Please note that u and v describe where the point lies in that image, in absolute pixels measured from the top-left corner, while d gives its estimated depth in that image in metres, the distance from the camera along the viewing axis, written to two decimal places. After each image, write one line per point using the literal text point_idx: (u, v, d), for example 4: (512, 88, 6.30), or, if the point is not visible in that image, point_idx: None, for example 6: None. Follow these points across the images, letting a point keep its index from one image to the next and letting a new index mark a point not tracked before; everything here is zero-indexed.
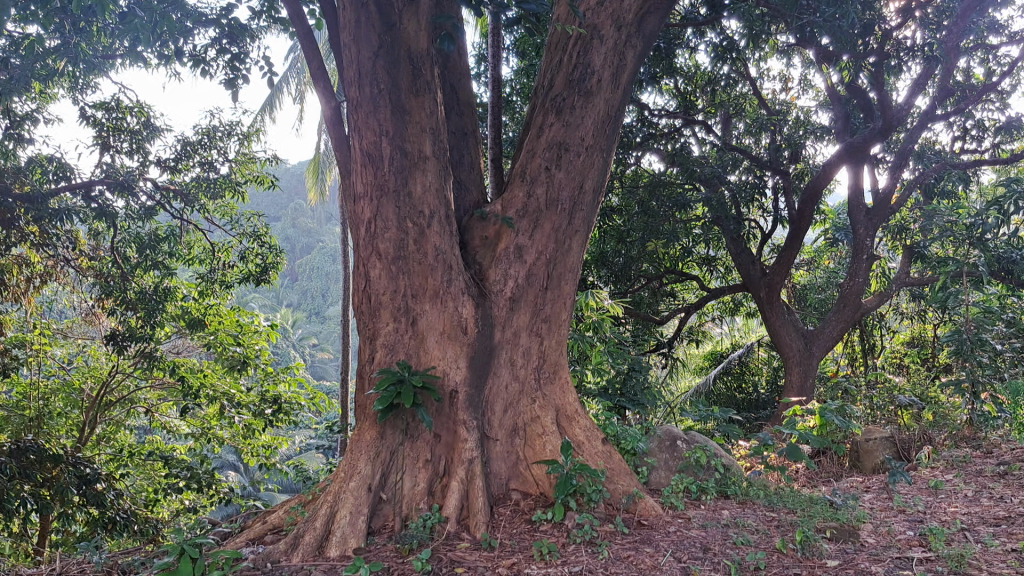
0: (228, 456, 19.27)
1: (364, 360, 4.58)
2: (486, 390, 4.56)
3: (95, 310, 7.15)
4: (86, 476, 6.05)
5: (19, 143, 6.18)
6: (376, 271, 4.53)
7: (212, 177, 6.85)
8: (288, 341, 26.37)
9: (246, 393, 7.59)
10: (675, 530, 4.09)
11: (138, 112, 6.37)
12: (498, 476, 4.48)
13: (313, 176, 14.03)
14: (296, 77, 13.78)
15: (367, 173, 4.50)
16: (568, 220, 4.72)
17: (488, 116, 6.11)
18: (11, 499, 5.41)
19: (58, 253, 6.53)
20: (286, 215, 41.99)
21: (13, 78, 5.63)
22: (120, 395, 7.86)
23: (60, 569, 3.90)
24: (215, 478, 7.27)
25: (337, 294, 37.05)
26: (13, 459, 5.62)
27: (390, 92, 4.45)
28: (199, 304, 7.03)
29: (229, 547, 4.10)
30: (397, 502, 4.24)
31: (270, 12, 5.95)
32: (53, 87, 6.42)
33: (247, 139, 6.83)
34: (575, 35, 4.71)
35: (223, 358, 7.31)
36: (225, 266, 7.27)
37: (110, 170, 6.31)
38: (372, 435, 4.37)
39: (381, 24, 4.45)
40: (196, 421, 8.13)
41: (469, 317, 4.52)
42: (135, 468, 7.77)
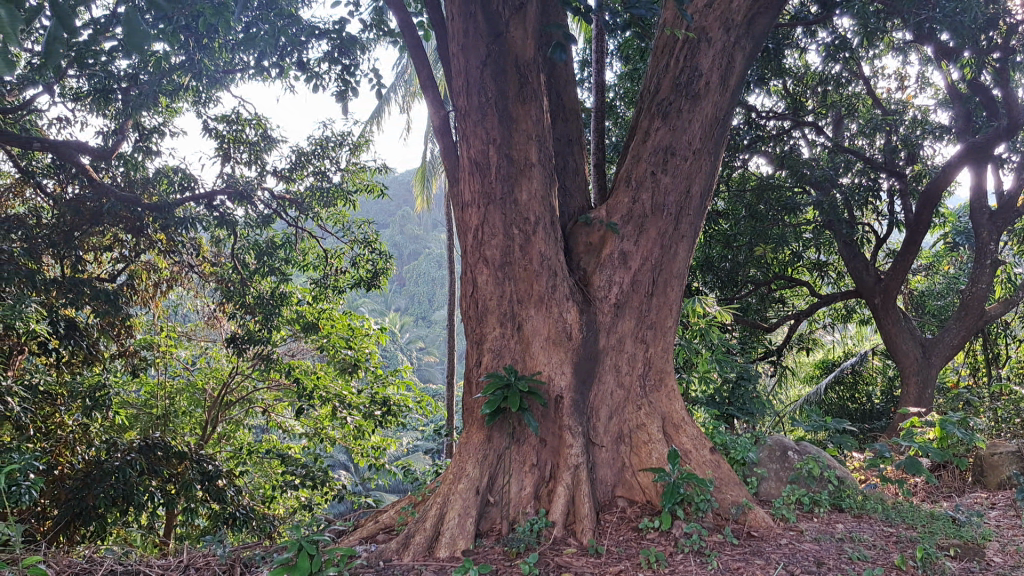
0: (339, 456, 19.80)
1: (471, 365, 4.66)
2: (592, 395, 4.56)
3: (217, 314, 7.46)
4: (209, 472, 6.37)
5: (148, 155, 6.49)
6: (483, 277, 4.61)
7: (325, 186, 7.07)
8: (396, 345, 26.91)
9: (357, 394, 7.81)
10: (787, 543, 4.01)
11: (256, 124, 6.61)
12: (604, 482, 4.47)
13: (420, 183, 14.28)
14: (404, 86, 14.04)
15: (474, 181, 4.58)
16: (674, 225, 4.69)
17: (592, 121, 6.10)
18: (139, 493, 5.73)
19: (183, 259, 6.86)
20: (393, 221, 42.87)
21: (143, 93, 5.94)
22: (240, 395, 8.19)
23: (187, 561, 4.10)
24: (329, 476, 7.45)
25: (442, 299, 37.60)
26: (143, 455, 5.96)
27: (497, 100, 4.52)
28: (313, 308, 7.27)
29: (344, 544, 4.24)
30: (505, 505, 4.30)
31: (381, 23, 6.08)
32: (178, 102, 6.67)
33: (358, 148, 7.01)
34: (682, 39, 4.67)
35: (336, 360, 7.60)
36: (338, 272, 7.43)
37: (230, 180, 6.59)
38: (480, 439, 4.44)
39: (489, 33, 4.53)
40: (310, 421, 8.40)
41: (574, 323, 4.52)
42: (253, 466, 8.08)
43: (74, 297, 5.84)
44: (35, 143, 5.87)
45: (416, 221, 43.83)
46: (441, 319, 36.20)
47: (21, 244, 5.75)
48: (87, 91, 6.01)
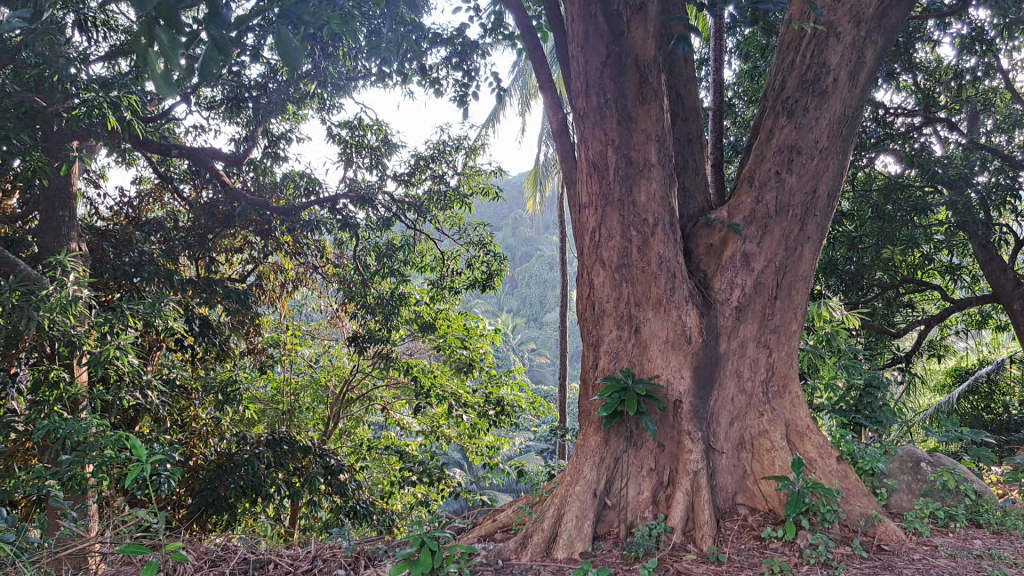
0: (454, 455, 20.08)
1: (589, 367, 4.66)
2: (712, 400, 4.46)
3: (339, 313, 7.68)
4: (331, 466, 6.54)
5: (275, 160, 6.73)
6: (600, 279, 4.59)
7: (442, 190, 7.17)
8: (508, 346, 27.14)
9: (472, 393, 7.89)
10: (920, 558, 3.84)
11: (376, 129, 6.78)
12: (724, 489, 4.36)
13: (533, 186, 14.35)
14: (519, 88, 14.13)
15: (593, 182, 4.59)
16: (799, 227, 4.55)
17: (711, 121, 5.99)
18: (266, 484, 5.94)
19: (308, 261, 7.10)
20: (505, 223, 43.24)
21: (272, 101, 6.17)
22: (360, 392, 8.42)
23: (314, 552, 4.24)
24: (445, 474, 7.51)
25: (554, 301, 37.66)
26: (270, 448, 6.19)
27: (616, 101, 4.50)
28: (430, 308, 7.39)
29: (463, 542, 4.31)
30: (622, 509, 4.27)
31: (500, 27, 6.13)
32: (304, 108, 6.87)
33: (474, 151, 7.09)
34: (809, 34, 4.53)
35: (451, 359, 7.69)
36: (454, 273, 7.47)
37: (353, 185, 6.77)
38: (597, 441, 4.42)
39: (610, 34, 4.52)
40: (426, 420, 8.55)
41: (694, 326, 4.42)
42: (373, 461, 8.29)
43: (207, 296, 6.21)
44: (172, 149, 6.21)
45: (528, 223, 44.05)
46: (553, 321, 36.25)
47: (160, 246, 6.30)
48: (220, 100, 6.31)
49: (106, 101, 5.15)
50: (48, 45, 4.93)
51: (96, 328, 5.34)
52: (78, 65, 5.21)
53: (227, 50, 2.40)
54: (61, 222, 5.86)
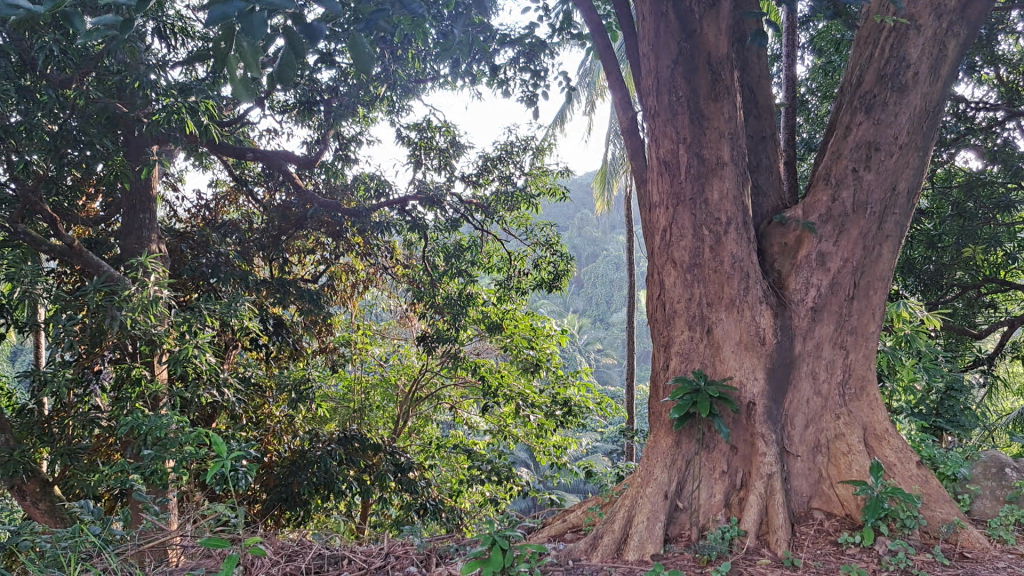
0: (521, 454, 20.14)
1: (659, 368, 4.61)
2: (787, 403, 4.38)
3: (408, 313, 7.77)
4: (401, 464, 6.62)
5: (346, 162, 6.83)
6: (671, 279, 4.54)
7: (510, 191, 7.18)
8: (576, 345, 27.09)
9: (540, 394, 7.85)
10: (1006, 567, 3.70)
11: (445, 130, 6.82)
12: (799, 493, 4.28)
13: (600, 186, 14.31)
14: (587, 88, 14.09)
15: (664, 182, 4.55)
16: (877, 225, 4.43)
17: (784, 119, 5.88)
18: (338, 481, 6.04)
19: (378, 262, 7.21)
20: (571, 223, 43.16)
21: (343, 105, 6.26)
22: (429, 391, 8.50)
23: (387, 549, 4.29)
24: (514, 473, 7.53)
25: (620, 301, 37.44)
26: (341, 445, 6.30)
27: (689, 99, 4.47)
28: (497, 308, 7.42)
29: (533, 542, 4.32)
30: (694, 512, 4.21)
31: (569, 27, 6.12)
32: (374, 111, 6.96)
33: (542, 151, 7.09)
34: (888, 28, 4.43)
35: (518, 359, 7.68)
36: (521, 274, 7.44)
37: (422, 186, 6.83)
38: (668, 443, 4.38)
39: (682, 31, 4.50)
40: (494, 419, 8.56)
41: (768, 327, 4.36)
42: (442, 460, 8.35)
43: (281, 296, 6.35)
44: (247, 152, 6.36)
45: (594, 223, 43.91)
46: (619, 321, 36.04)
47: (236, 248, 6.44)
48: (292, 104, 6.45)
49: (185, 106, 5.29)
50: (130, 53, 5.08)
51: (175, 327, 5.48)
52: (158, 71, 5.36)
53: (305, 54, 2.50)
54: (142, 224, 6.06)
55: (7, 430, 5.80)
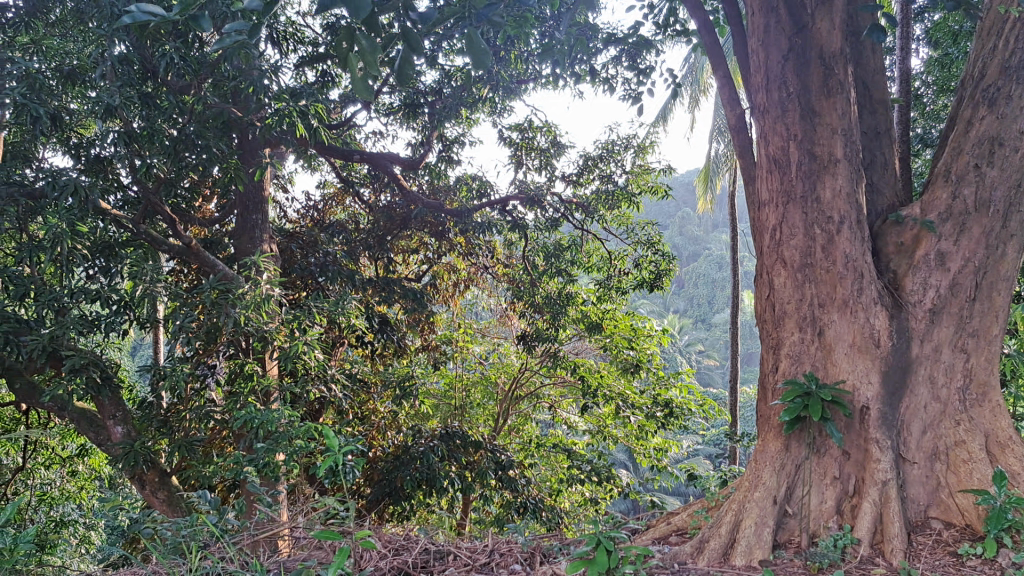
0: (621, 455, 20.05)
1: (768, 370, 4.52)
2: (903, 408, 4.17)
3: (507, 312, 7.83)
4: (502, 462, 6.66)
5: (449, 163, 6.92)
6: (781, 279, 4.45)
7: (611, 190, 7.12)
8: (676, 347, 26.80)
9: (640, 395, 7.81)
10: None
11: (546, 130, 6.83)
12: (915, 501, 4.08)
13: (704, 184, 14.12)
14: (689, 86, 13.93)
15: (773, 179, 4.49)
16: (1002, 223, 4.21)
17: (898, 114, 5.68)
18: (440, 477, 6.12)
19: (479, 261, 7.34)
20: (670, 222, 42.69)
21: (447, 106, 6.33)
22: (529, 390, 8.53)
23: (491, 546, 4.33)
24: (614, 474, 7.50)
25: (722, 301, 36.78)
26: (443, 442, 6.39)
27: (800, 95, 4.42)
28: (597, 308, 7.40)
29: (638, 543, 4.30)
30: (804, 518, 4.09)
31: (673, 23, 6.04)
32: (476, 112, 7.03)
33: (644, 150, 7.02)
34: (1013, 18, 4.27)
35: (618, 359, 7.66)
36: (621, 273, 7.40)
37: (523, 185, 6.87)
38: (777, 447, 4.28)
39: (792, 26, 4.49)
40: (593, 419, 8.53)
41: (883, 328, 4.16)
42: (541, 459, 8.38)
43: (386, 295, 6.55)
44: (353, 154, 6.52)
45: (695, 222, 43.28)
46: (719, 322, 35.44)
47: (343, 248, 6.63)
48: (397, 107, 6.59)
49: (296, 110, 5.44)
50: (244, 60, 5.25)
51: (285, 324, 5.66)
52: (270, 77, 5.53)
53: (419, 54, 2.56)
54: (255, 225, 6.30)
55: (130, 421, 6.08)
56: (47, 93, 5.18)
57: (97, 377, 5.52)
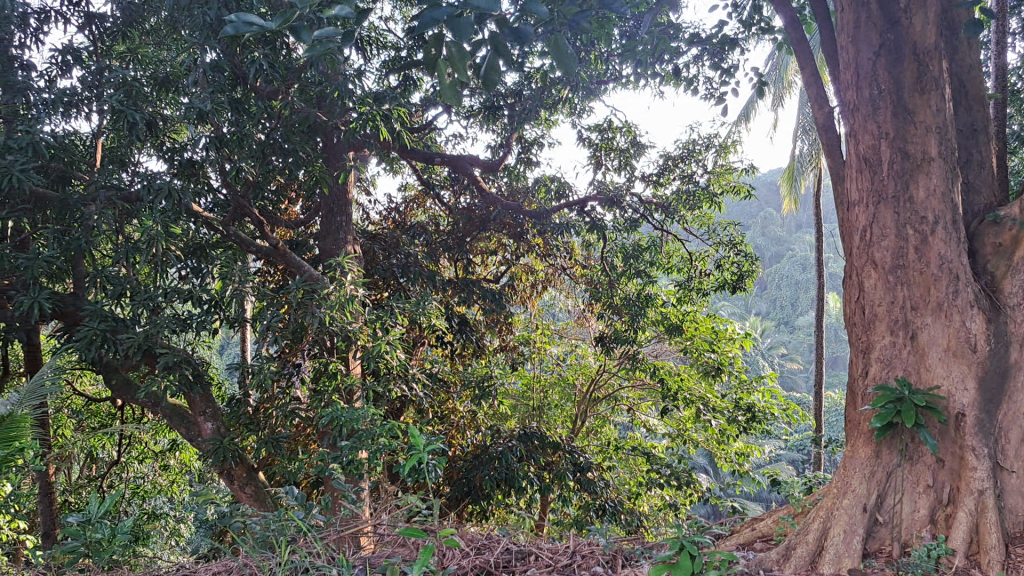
0: (702, 459, 19.80)
1: (857, 374, 4.41)
2: (1002, 415, 3.93)
3: (585, 313, 7.82)
4: (580, 463, 6.64)
5: (528, 165, 6.94)
6: (871, 281, 4.33)
7: (691, 189, 7.04)
8: (758, 350, 26.35)
9: (722, 399, 7.71)
10: None
11: (626, 130, 6.80)
12: (1015, 513, 3.82)
13: (788, 183, 13.87)
14: (772, 84, 13.71)
15: (863, 179, 4.40)
16: None
17: (994, 110, 5.48)
18: (519, 478, 6.14)
19: (557, 262, 7.34)
20: (750, 222, 41.98)
21: (527, 108, 6.35)
22: (607, 392, 8.51)
23: (573, 547, 4.32)
24: (694, 478, 7.42)
25: (806, 303, 35.96)
26: (522, 442, 6.43)
27: (892, 92, 4.31)
28: (677, 310, 7.35)
29: (721, 549, 4.26)
30: (895, 526, 3.97)
31: (757, 20, 5.94)
32: (555, 113, 7.03)
33: (725, 149, 6.93)
34: None
35: (699, 363, 7.54)
36: (702, 274, 7.32)
37: (602, 186, 6.85)
38: (867, 453, 4.17)
39: (884, 22, 4.40)
40: (673, 423, 8.48)
41: (980, 333, 3.99)
42: (620, 462, 8.37)
43: (465, 295, 6.63)
44: (434, 157, 6.60)
45: (778, 222, 42.43)
46: (802, 324, 34.69)
47: (424, 249, 6.73)
48: (477, 110, 6.67)
49: (379, 114, 5.52)
50: (329, 65, 5.35)
51: (368, 323, 5.76)
52: (355, 81, 5.63)
53: (505, 55, 2.59)
54: (339, 226, 6.45)
55: (219, 417, 6.26)
56: (143, 100, 5.38)
57: (189, 374, 5.71)
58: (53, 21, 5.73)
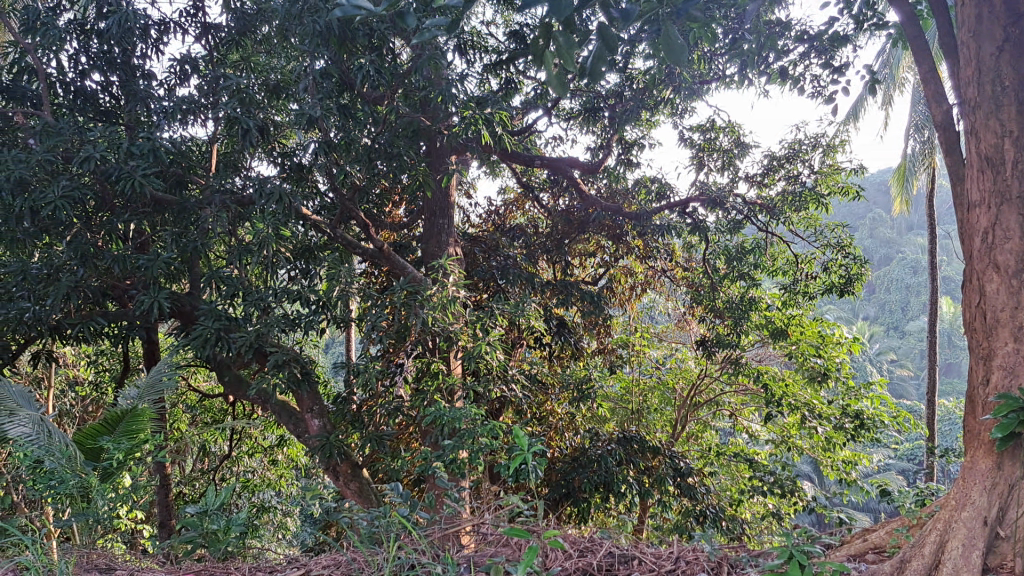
0: (807, 468, 19.28)
1: (976, 383, 4.09)
2: None
3: (686, 316, 7.74)
4: (680, 469, 6.55)
5: (628, 166, 6.90)
6: (993, 285, 4.05)
7: (797, 190, 6.87)
8: (867, 356, 25.50)
9: (829, 406, 7.48)
10: None
11: (729, 130, 6.69)
12: None
13: (901, 183, 13.39)
14: (883, 82, 13.28)
15: (985, 178, 4.13)
16: None
17: None
18: (618, 482, 6.10)
19: (657, 264, 7.28)
20: (857, 224, 40.69)
21: (628, 109, 6.31)
22: (708, 397, 8.40)
23: (677, 553, 4.24)
24: (798, 486, 7.24)
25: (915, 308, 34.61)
26: (621, 446, 6.40)
27: (1017, 89, 4.09)
28: (781, 314, 7.18)
29: (831, 560, 4.15)
30: (1019, 542, 3.73)
31: (869, 16, 5.77)
32: (657, 114, 6.97)
33: (833, 149, 6.73)
34: None
35: (805, 367, 7.43)
36: (808, 277, 7.11)
37: (704, 187, 6.77)
38: (988, 465, 3.87)
39: (1008, 15, 4.17)
40: (777, 429, 8.29)
41: None
42: (721, 468, 8.27)
43: (564, 297, 6.63)
44: (535, 160, 6.63)
45: (888, 224, 40.99)
46: (911, 330, 33.40)
47: (523, 251, 6.80)
48: (578, 112, 6.70)
49: (481, 117, 5.57)
50: (433, 69, 5.43)
51: (469, 324, 5.82)
52: (458, 85, 5.69)
53: (613, 42, 2.49)
54: (440, 229, 6.58)
55: (325, 414, 6.43)
56: (255, 106, 5.56)
57: (297, 372, 5.87)
58: (172, 33, 5.98)
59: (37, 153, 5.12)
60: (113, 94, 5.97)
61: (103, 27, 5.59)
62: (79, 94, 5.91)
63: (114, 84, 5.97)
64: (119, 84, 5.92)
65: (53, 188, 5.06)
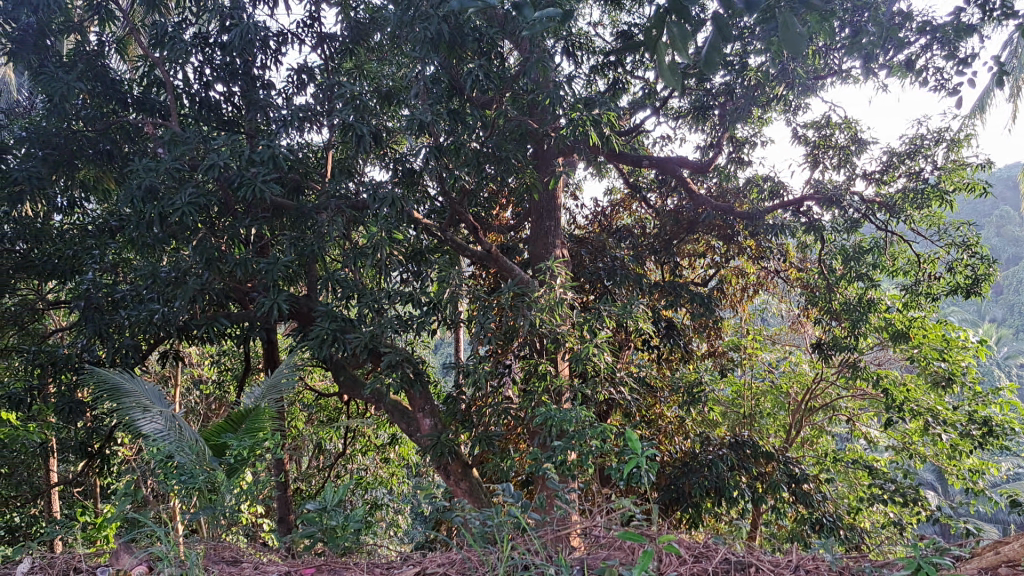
0: (930, 478, 18.49)
1: None
2: None
3: (800, 318, 7.55)
4: (796, 475, 6.37)
5: (739, 165, 6.78)
6: None
7: (920, 187, 6.59)
8: (994, 361, 24.27)
9: (954, 412, 7.16)
10: None
11: (846, 126, 6.49)
12: None
13: None
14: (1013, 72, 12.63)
15: None
16: None
17: None
18: (730, 487, 5.98)
19: (770, 265, 7.11)
20: (980, 222, 38.78)
21: (738, 106, 6.19)
22: (824, 402, 8.15)
23: (797, 561, 4.08)
24: (922, 495, 6.95)
25: None
26: (733, 451, 6.29)
27: None
28: (902, 316, 6.89)
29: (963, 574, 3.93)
30: None
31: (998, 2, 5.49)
32: (769, 112, 6.83)
33: (958, 143, 6.44)
34: None
35: (928, 372, 7.07)
36: (931, 278, 6.82)
37: (820, 185, 6.60)
38: None
39: None
40: (897, 435, 7.98)
41: None
42: (839, 475, 8.00)
43: (673, 299, 6.56)
44: (643, 161, 6.58)
45: (1014, 222, 38.93)
46: None
47: (631, 252, 6.77)
48: (687, 111, 6.64)
49: (589, 118, 5.55)
50: (542, 72, 5.45)
51: (577, 326, 5.82)
52: (566, 88, 5.70)
53: (727, 48, 2.11)
54: (548, 230, 6.61)
55: (436, 414, 6.53)
56: (368, 113, 5.70)
57: (409, 373, 5.98)
58: (289, 43, 6.17)
59: (166, 162, 5.38)
60: (235, 103, 6.20)
61: (226, 40, 5.81)
62: (203, 104, 6.17)
63: (236, 94, 6.20)
64: (240, 93, 6.15)
65: (180, 195, 5.30)
